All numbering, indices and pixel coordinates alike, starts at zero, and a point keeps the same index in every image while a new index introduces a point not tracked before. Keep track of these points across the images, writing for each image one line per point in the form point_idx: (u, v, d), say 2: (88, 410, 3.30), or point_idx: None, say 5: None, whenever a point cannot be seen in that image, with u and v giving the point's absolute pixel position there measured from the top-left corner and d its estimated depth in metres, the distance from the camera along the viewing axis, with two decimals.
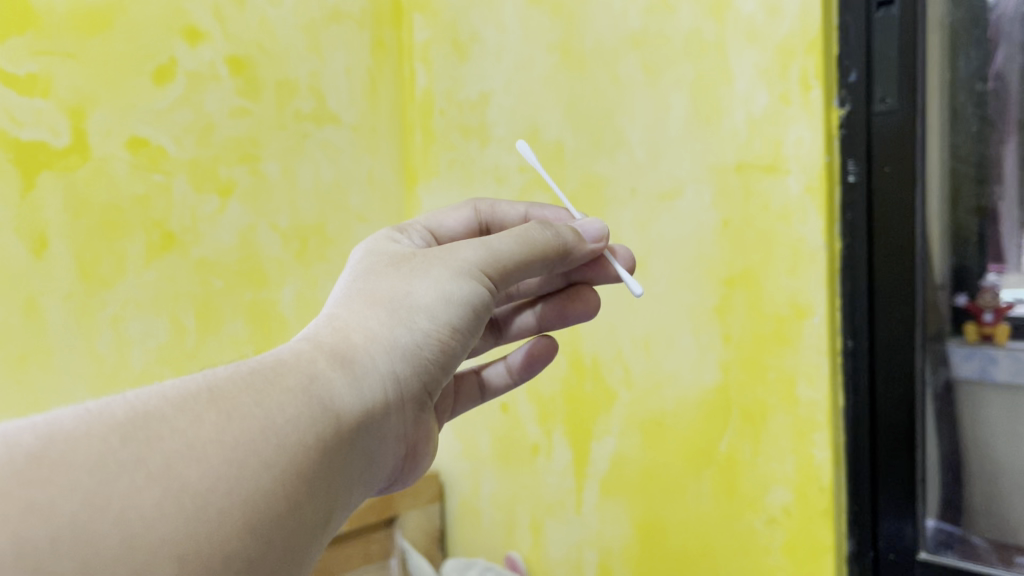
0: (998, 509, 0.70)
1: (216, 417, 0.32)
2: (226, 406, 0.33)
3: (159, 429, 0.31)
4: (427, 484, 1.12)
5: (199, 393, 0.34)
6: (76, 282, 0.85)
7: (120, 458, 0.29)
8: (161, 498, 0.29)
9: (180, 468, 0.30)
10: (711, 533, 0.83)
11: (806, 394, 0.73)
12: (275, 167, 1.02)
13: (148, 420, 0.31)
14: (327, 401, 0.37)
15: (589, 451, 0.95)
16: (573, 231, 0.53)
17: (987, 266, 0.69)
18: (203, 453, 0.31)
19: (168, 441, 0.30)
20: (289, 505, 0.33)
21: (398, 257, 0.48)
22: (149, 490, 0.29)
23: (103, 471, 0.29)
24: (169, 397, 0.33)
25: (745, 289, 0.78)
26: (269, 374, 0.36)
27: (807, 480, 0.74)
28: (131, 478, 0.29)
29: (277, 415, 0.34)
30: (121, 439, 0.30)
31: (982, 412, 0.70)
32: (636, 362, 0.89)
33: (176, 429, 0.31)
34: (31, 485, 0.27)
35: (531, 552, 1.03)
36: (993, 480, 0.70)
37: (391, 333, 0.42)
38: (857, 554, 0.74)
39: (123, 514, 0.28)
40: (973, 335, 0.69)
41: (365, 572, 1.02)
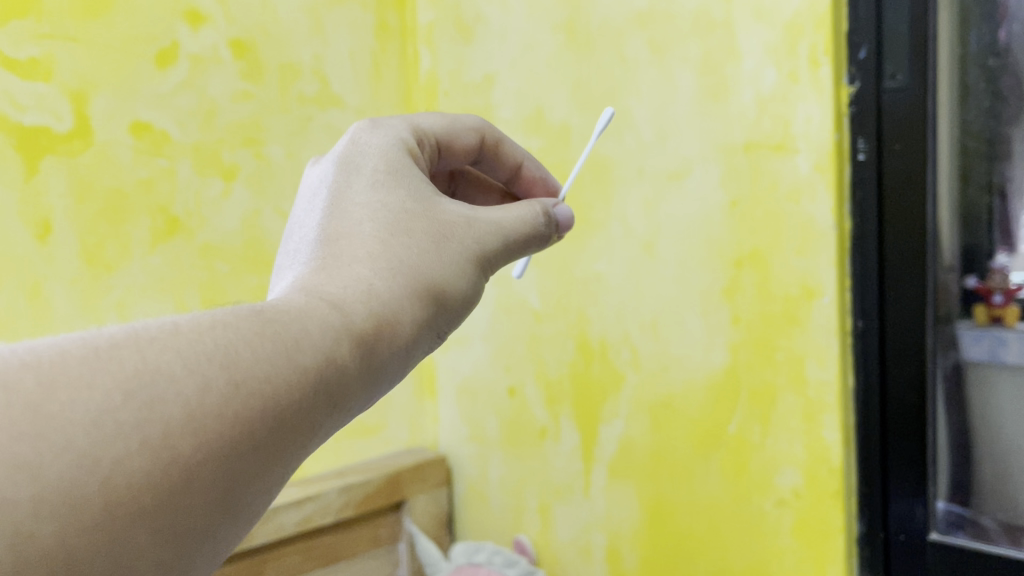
0: (1007, 490, 0.69)
1: (224, 388, 0.31)
2: (237, 374, 0.32)
3: (166, 390, 0.30)
4: (435, 469, 1.11)
5: (215, 352, 0.32)
6: (81, 267, 0.85)
7: (119, 420, 0.28)
8: (151, 471, 0.28)
9: (177, 441, 0.29)
10: (720, 516, 0.82)
11: (816, 374, 0.73)
12: (279, 150, 1.01)
13: (154, 376, 0.30)
14: (337, 389, 0.36)
15: (597, 434, 0.95)
16: (547, 224, 0.55)
17: (997, 246, 0.68)
18: (203, 427, 0.30)
19: (173, 408, 0.29)
20: (264, 484, 0.33)
21: (425, 210, 0.46)
22: (141, 460, 0.28)
23: (101, 433, 0.28)
24: (183, 350, 0.31)
25: (754, 270, 0.77)
26: (292, 342, 0.34)
27: (817, 461, 0.74)
28: (127, 444, 0.28)
29: (285, 394, 0.33)
30: (124, 395, 0.29)
31: (993, 394, 0.69)
32: (643, 345, 0.89)
33: (183, 394, 0.30)
34: (25, 438, 0.26)
35: (540, 536, 1.03)
36: (1003, 461, 0.69)
37: (409, 310, 0.40)
38: (868, 536, 0.73)
39: (110, 483, 0.27)
40: (984, 317, 0.69)
41: (373, 556, 1.02)
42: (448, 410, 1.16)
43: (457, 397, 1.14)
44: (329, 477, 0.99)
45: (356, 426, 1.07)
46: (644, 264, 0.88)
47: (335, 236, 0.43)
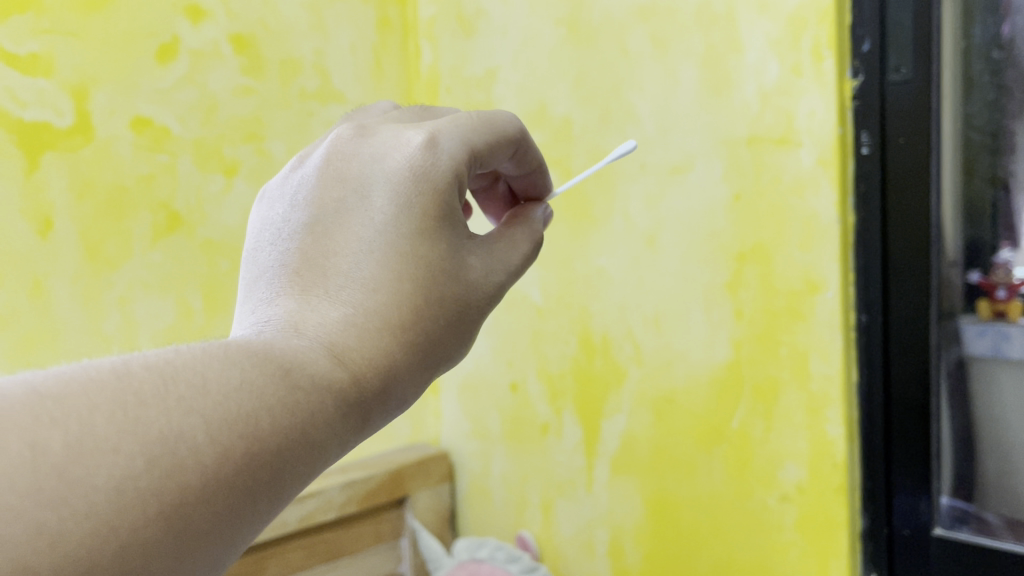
0: (1010, 486, 0.69)
1: (241, 458, 0.30)
2: (256, 448, 0.30)
3: (187, 459, 0.28)
4: (437, 464, 1.11)
5: (239, 422, 0.30)
6: (82, 263, 0.84)
7: (139, 496, 0.27)
8: (162, 544, 0.27)
9: (190, 514, 0.28)
10: (723, 511, 0.82)
11: (819, 369, 0.73)
12: (281, 145, 1.01)
13: (178, 444, 0.28)
14: (336, 444, 0.35)
15: (599, 429, 0.95)
16: None
17: (1000, 241, 0.67)
18: (215, 500, 0.29)
19: (193, 488, 0.28)
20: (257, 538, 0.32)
21: (455, 248, 0.43)
22: (156, 532, 0.27)
23: (121, 502, 0.26)
24: (208, 416, 0.29)
25: (757, 264, 0.77)
26: (310, 416, 0.33)
27: (821, 455, 0.73)
28: (145, 523, 0.27)
29: (292, 473, 0.32)
30: (148, 463, 0.27)
31: (996, 390, 0.68)
32: (646, 340, 0.89)
33: (204, 464, 0.28)
34: (46, 504, 0.25)
35: (543, 532, 1.03)
36: (1007, 457, 0.69)
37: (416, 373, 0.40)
38: (871, 530, 0.73)
39: (124, 557, 0.26)
40: (987, 312, 0.68)
41: (375, 552, 1.02)
42: (451, 406, 1.16)
43: (459, 393, 1.14)
44: (332, 473, 0.99)
45: None
46: (646, 259, 0.88)
47: (358, 263, 0.40)
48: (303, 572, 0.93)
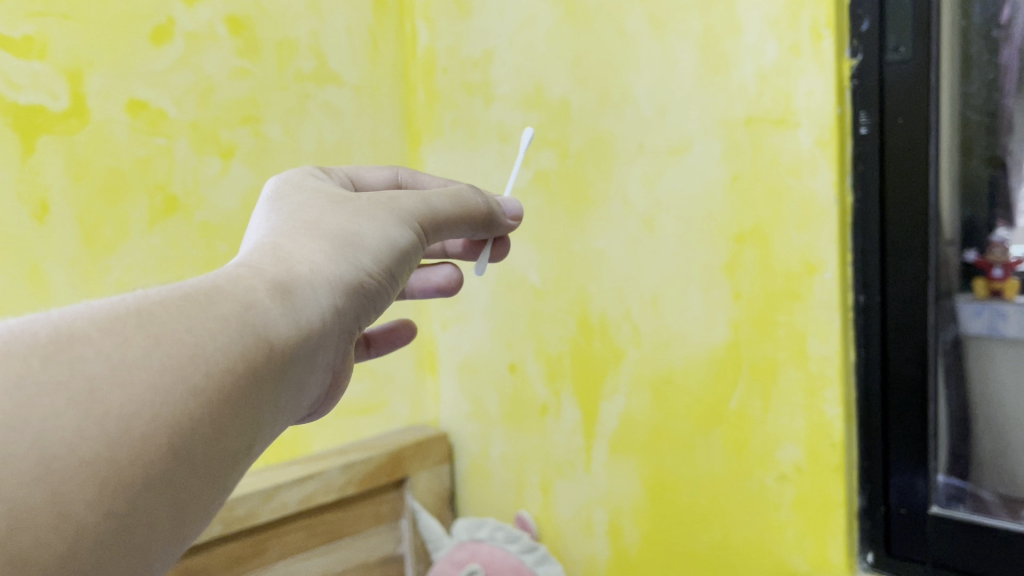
0: (1006, 464, 0.69)
1: (144, 342, 0.34)
2: (155, 330, 0.35)
3: (84, 351, 0.32)
4: (437, 446, 1.10)
5: (130, 318, 0.35)
6: (79, 246, 0.84)
7: (41, 380, 0.31)
8: (81, 420, 0.30)
9: (103, 392, 0.31)
10: (722, 491, 0.83)
11: (817, 350, 0.73)
12: (277, 128, 1.01)
13: (71, 341, 0.32)
14: (262, 329, 0.39)
15: (598, 410, 0.95)
16: (496, 203, 0.60)
17: (996, 220, 0.68)
18: (129, 377, 0.32)
19: (93, 364, 0.32)
20: (215, 429, 0.35)
21: (333, 195, 0.50)
22: (70, 411, 0.30)
23: (22, 391, 0.30)
24: (97, 323, 0.34)
25: (756, 245, 0.77)
26: (208, 301, 0.38)
27: (819, 435, 0.74)
28: (53, 405, 0.30)
29: (213, 349, 0.36)
30: (42, 360, 0.31)
31: (991, 367, 0.69)
32: (645, 321, 0.89)
33: (102, 352, 0.32)
34: None
35: (542, 512, 1.03)
36: (1003, 434, 0.69)
37: (331, 264, 0.44)
38: (869, 510, 0.74)
39: (42, 434, 0.29)
40: (984, 291, 0.68)
41: (375, 533, 1.02)
42: (449, 388, 1.16)
43: (457, 374, 1.14)
44: (333, 455, 0.99)
45: (357, 404, 1.07)
46: (644, 240, 0.88)
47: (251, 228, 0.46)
48: (304, 553, 0.94)
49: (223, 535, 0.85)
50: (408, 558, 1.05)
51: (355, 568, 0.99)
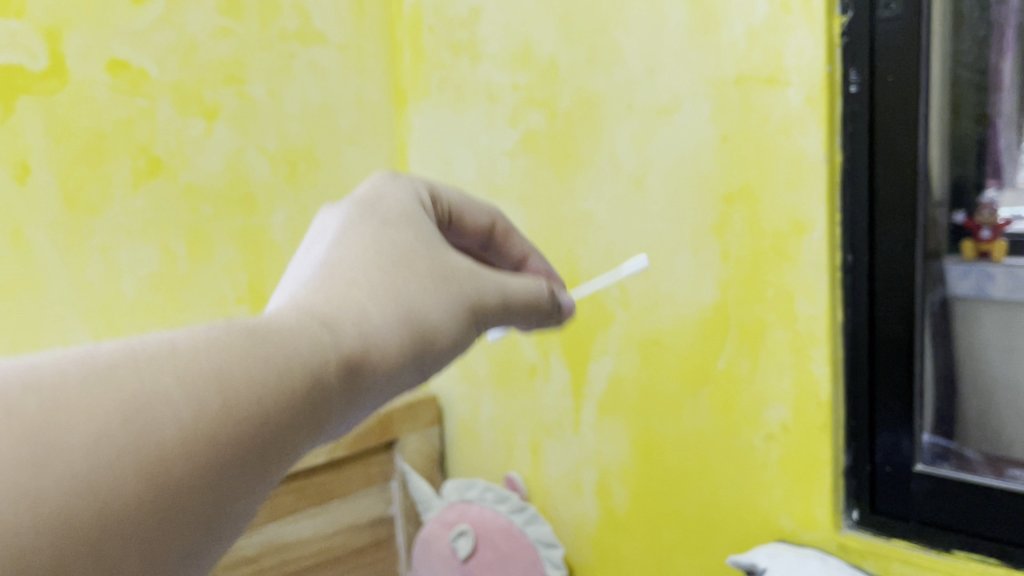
0: (991, 422, 0.72)
1: (220, 411, 0.31)
2: (234, 401, 0.32)
3: (162, 410, 0.30)
4: (428, 408, 1.10)
5: (217, 376, 0.32)
6: (62, 209, 0.83)
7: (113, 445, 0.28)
8: (129, 497, 0.28)
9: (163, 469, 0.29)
10: (710, 450, 0.83)
11: (805, 310, 0.73)
12: (262, 89, 0.99)
13: (153, 397, 0.30)
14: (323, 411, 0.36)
15: (586, 372, 0.96)
16: (555, 305, 0.57)
17: (986, 182, 0.70)
18: (189, 454, 0.30)
19: (168, 431, 0.29)
20: (239, 517, 0.33)
21: (428, 254, 0.46)
22: (129, 480, 0.28)
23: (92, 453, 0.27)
24: (185, 370, 0.31)
25: (744, 205, 0.76)
26: (295, 370, 0.35)
27: (805, 394, 0.75)
28: (117, 478, 0.28)
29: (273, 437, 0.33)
30: (122, 420, 0.29)
31: (977, 329, 0.72)
32: (634, 283, 0.89)
33: (179, 416, 0.30)
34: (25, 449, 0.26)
35: (531, 473, 1.04)
36: (988, 393, 0.72)
37: (411, 346, 0.41)
38: (855, 468, 0.75)
39: (94, 509, 0.27)
40: (971, 252, 0.71)
41: (367, 494, 1.02)
42: None
43: None
44: None
45: None
46: (632, 201, 0.87)
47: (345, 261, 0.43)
48: (295, 515, 0.94)
49: None
50: (399, 520, 1.06)
51: (344, 531, 1.00)
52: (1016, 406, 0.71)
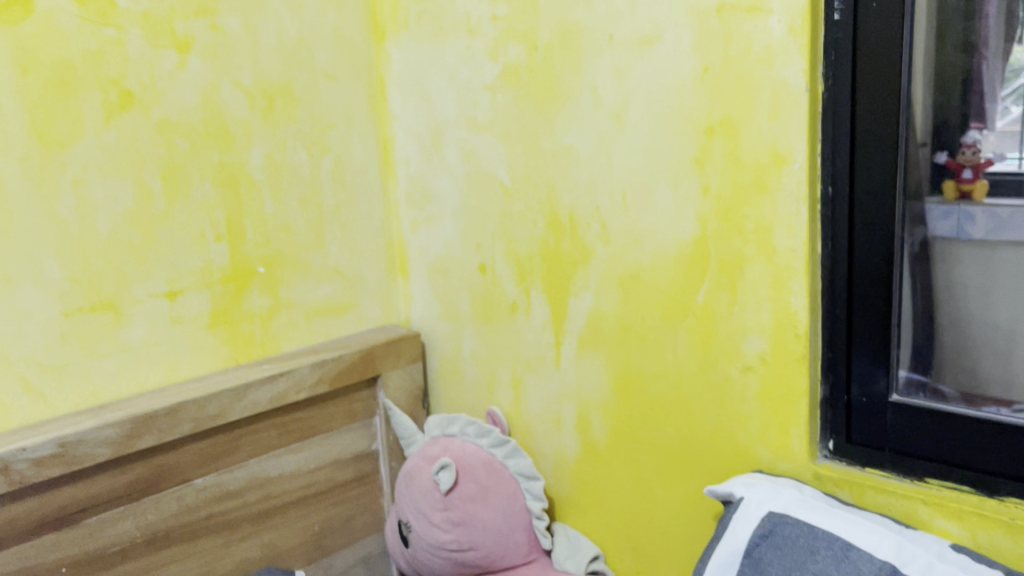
0: (967, 362, 0.71)
1: None
2: None
3: None
4: (410, 344, 1.08)
5: None
6: (32, 142, 0.80)
7: None
8: None
9: None
10: (688, 384, 0.84)
11: (783, 242, 0.74)
12: (236, 21, 0.95)
13: None
14: None
15: (567, 308, 0.96)
16: None
17: (968, 124, 0.68)
18: None
19: None
20: None
21: None
22: None
23: None
24: None
25: (725, 137, 0.76)
26: None
27: (783, 327, 0.75)
28: None
29: None
30: None
31: (955, 269, 0.70)
32: (614, 218, 0.88)
33: None
34: None
35: (512, 408, 1.05)
36: (964, 332, 0.71)
37: None
38: (831, 399, 0.76)
39: None
40: (952, 193, 0.69)
41: (350, 431, 1.03)
42: (420, 288, 1.14)
43: (428, 275, 1.12)
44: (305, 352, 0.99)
45: (327, 304, 1.07)
46: (614, 134, 0.86)
47: None
48: (278, 451, 0.95)
49: (194, 433, 0.86)
50: (382, 455, 1.07)
51: (328, 466, 1.01)
52: (993, 347, 0.70)
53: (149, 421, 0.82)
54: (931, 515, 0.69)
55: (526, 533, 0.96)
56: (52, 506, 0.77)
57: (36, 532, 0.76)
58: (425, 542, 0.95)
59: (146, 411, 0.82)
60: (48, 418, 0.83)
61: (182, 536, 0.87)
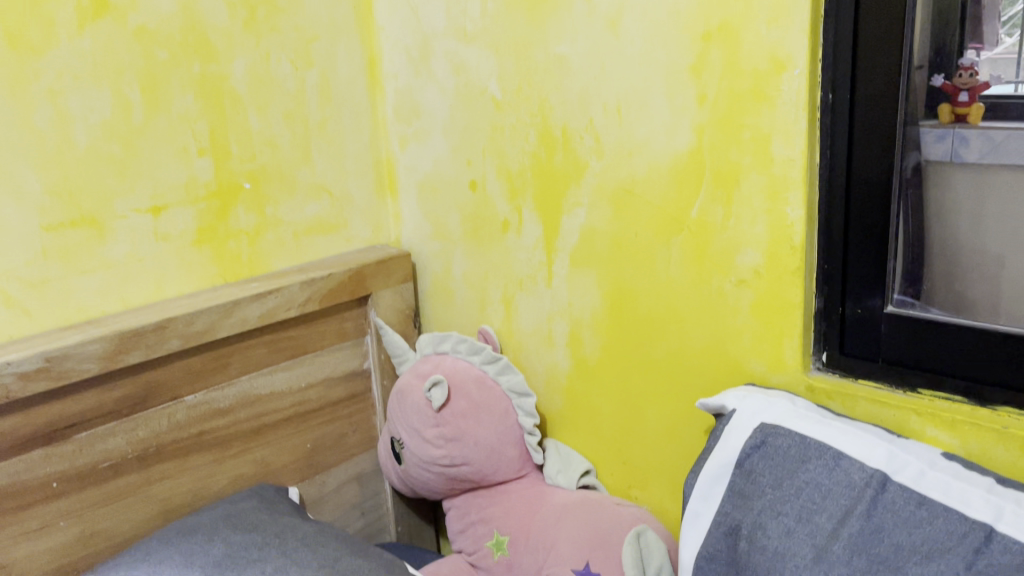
0: (956, 287, 0.69)
1: None
2: None
3: None
4: (401, 263, 1.07)
5: None
6: (4, 49, 0.77)
7: None
8: None
9: None
10: (681, 299, 0.84)
11: (781, 152, 0.72)
12: None
13: None
14: None
15: (559, 225, 0.94)
16: None
17: (965, 45, 0.64)
18: None
19: None
20: None
21: None
22: None
23: None
24: None
25: (722, 44, 0.74)
26: None
27: (779, 239, 0.74)
28: None
29: None
30: None
31: (947, 192, 0.68)
32: (608, 131, 0.86)
33: None
34: None
35: (504, 327, 1.04)
36: (954, 257, 0.69)
37: None
38: (825, 311, 0.75)
39: None
40: (947, 116, 0.66)
41: (340, 350, 1.02)
42: (410, 207, 1.12)
43: (417, 193, 1.10)
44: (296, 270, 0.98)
45: (315, 222, 1.05)
46: (608, 44, 0.84)
47: None
48: (268, 368, 0.95)
49: (182, 350, 0.85)
50: (373, 373, 1.07)
51: (319, 385, 1.01)
52: (982, 273, 0.68)
53: (136, 337, 0.81)
54: (923, 425, 0.69)
55: (518, 448, 0.96)
56: (40, 422, 0.76)
57: (24, 447, 0.75)
58: (418, 458, 0.96)
59: (133, 327, 0.81)
60: (34, 333, 0.82)
61: (172, 453, 0.87)
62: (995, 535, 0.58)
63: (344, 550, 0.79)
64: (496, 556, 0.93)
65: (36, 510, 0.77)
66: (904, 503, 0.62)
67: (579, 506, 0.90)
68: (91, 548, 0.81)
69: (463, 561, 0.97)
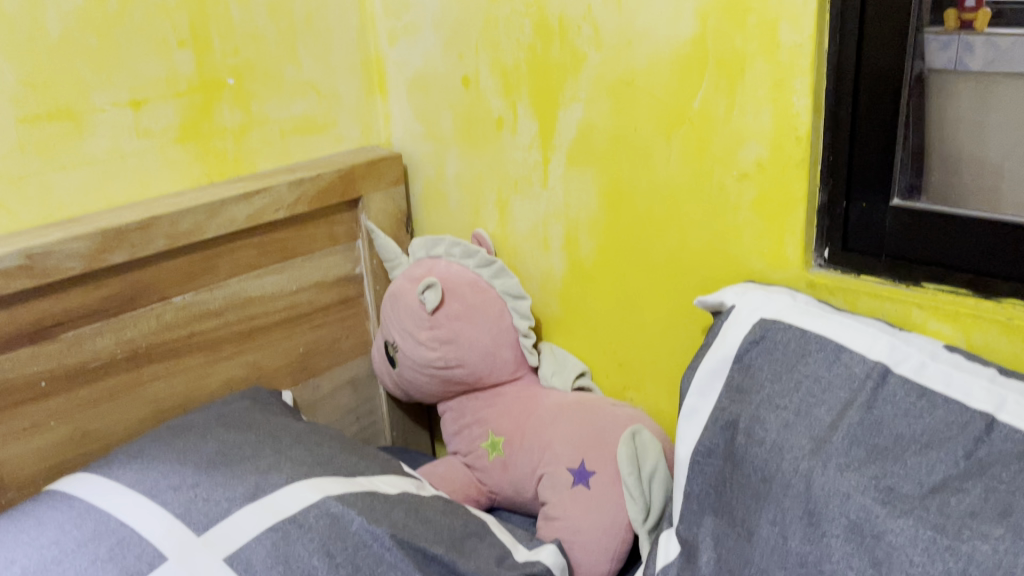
0: (954, 201, 0.68)
1: None
2: None
3: None
4: (392, 165, 1.04)
5: None
6: None
7: None
8: None
9: None
10: (680, 196, 0.81)
11: (789, 38, 0.69)
12: None
13: None
14: None
15: (555, 122, 0.91)
16: None
17: None
18: None
19: None
20: None
21: None
22: None
23: None
24: None
25: None
26: None
27: (784, 130, 0.72)
28: None
29: None
30: None
31: (950, 104, 0.67)
32: (607, 19, 0.82)
33: None
34: None
35: (498, 230, 1.02)
36: (954, 170, 0.68)
37: None
38: (829, 206, 0.73)
39: None
40: (953, 22, 0.64)
41: (332, 254, 1.00)
42: (400, 107, 1.08)
43: (408, 92, 1.06)
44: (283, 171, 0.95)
45: (303, 122, 1.02)
46: None
47: None
48: (257, 271, 0.93)
49: (168, 249, 0.83)
50: (365, 278, 1.05)
51: (310, 288, 0.99)
52: (981, 186, 0.67)
53: (121, 236, 0.78)
54: (924, 319, 0.68)
55: (513, 351, 0.95)
56: (24, 320, 0.74)
57: (10, 345, 0.74)
58: (412, 361, 0.95)
59: (117, 225, 0.78)
60: (14, 230, 0.79)
61: (162, 354, 0.86)
62: (996, 424, 0.58)
63: (339, 449, 0.79)
64: (492, 455, 0.93)
65: (25, 409, 0.76)
66: (904, 394, 0.62)
67: (574, 408, 0.90)
68: (83, 447, 0.81)
69: (458, 462, 0.97)
